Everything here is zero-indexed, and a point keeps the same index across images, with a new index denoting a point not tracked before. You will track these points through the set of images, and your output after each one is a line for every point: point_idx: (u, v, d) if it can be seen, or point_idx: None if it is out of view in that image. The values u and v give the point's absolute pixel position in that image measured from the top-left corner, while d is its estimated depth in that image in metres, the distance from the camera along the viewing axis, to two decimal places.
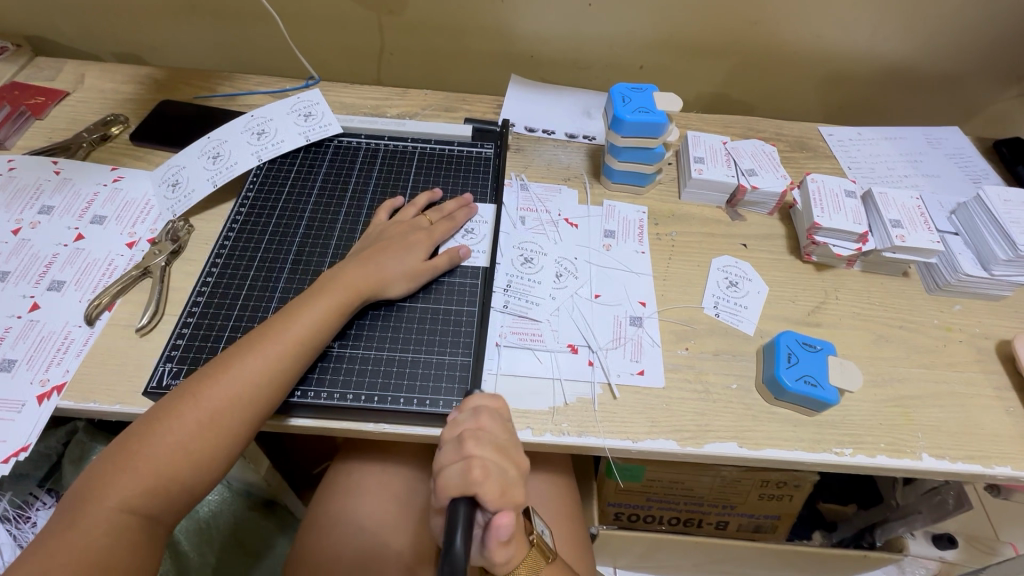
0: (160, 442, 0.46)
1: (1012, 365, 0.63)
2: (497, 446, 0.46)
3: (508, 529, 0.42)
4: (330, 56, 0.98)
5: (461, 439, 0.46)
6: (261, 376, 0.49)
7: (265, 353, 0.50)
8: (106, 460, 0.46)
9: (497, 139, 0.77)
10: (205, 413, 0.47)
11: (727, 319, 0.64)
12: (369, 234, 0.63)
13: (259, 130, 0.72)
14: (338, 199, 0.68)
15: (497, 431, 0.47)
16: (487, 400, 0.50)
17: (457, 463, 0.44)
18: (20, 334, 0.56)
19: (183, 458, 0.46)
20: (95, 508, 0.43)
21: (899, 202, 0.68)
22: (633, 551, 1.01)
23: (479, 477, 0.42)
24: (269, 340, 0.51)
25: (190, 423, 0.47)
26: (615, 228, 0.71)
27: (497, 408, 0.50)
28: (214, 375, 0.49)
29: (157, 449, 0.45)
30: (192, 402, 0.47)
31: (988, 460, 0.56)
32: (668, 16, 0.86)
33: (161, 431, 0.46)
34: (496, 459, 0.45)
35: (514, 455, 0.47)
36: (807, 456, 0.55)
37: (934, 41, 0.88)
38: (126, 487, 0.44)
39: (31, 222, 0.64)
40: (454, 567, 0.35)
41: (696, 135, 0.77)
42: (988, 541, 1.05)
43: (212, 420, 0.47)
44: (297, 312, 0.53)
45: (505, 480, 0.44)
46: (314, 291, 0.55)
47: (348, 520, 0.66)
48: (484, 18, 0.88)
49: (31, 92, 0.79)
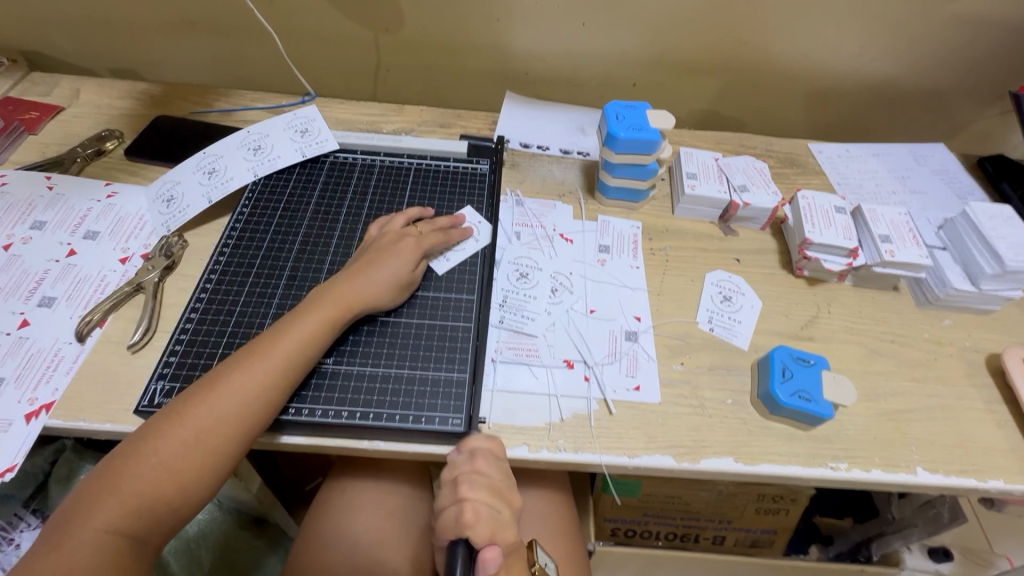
0: (146, 464, 0.45)
1: (1002, 379, 0.63)
2: (492, 488, 0.48)
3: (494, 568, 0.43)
4: (326, 73, 0.99)
5: (456, 481, 0.48)
6: (248, 396, 0.48)
7: (252, 371, 0.49)
8: (90, 482, 0.45)
9: (493, 155, 0.77)
10: (192, 433, 0.46)
11: (721, 334, 0.64)
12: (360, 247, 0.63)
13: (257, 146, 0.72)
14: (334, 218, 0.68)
15: (492, 472, 0.49)
16: (487, 439, 0.52)
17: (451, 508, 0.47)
18: (9, 352, 0.55)
19: (170, 478, 0.45)
20: (81, 530, 0.42)
21: (888, 218, 0.69)
22: (630, 567, 1.00)
23: (471, 520, 0.45)
24: (256, 358, 0.50)
25: (176, 443, 0.46)
26: (610, 243, 0.71)
27: (495, 448, 0.52)
28: (202, 394, 0.48)
29: (142, 470, 0.45)
30: (178, 422, 0.47)
31: (981, 473, 0.56)
32: (660, 36, 0.88)
33: (146, 452, 0.45)
34: (490, 503, 0.47)
35: (507, 495, 0.49)
36: (803, 470, 0.55)
37: (916, 62, 0.91)
38: (111, 508, 0.43)
39: (23, 237, 0.64)
40: None
41: (689, 152, 0.78)
42: (985, 554, 1.04)
43: (199, 440, 0.47)
44: (284, 331, 0.52)
45: (499, 521, 0.46)
46: (304, 307, 0.55)
47: (341, 541, 0.65)
48: (480, 36, 0.90)
49: (26, 107, 0.78)
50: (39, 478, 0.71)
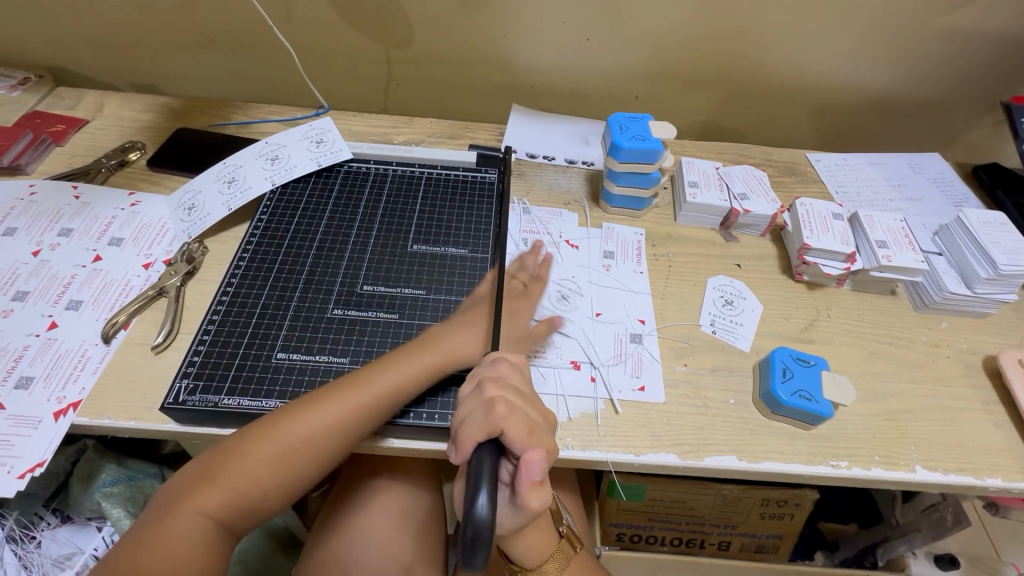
0: (244, 466, 0.48)
1: (998, 380, 0.65)
2: (519, 393, 0.48)
3: (540, 465, 0.41)
4: (338, 87, 1.02)
5: (482, 385, 0.47)
6: (339, 419, 0.51)
7: (350, 399, 0.51)
8: (196, 471, 0.48)
9: (500, 164, 0.80)
10: (282, 444, 0.49)
11: (723, 337, 0.66)
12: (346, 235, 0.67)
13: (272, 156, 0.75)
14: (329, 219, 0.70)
15: (517, 379, 0.49)
16: (510, 355, 0.52)
17: (480, 406, 0.45)
18: (38, 352, 0.58)
19: (265, 479, 0.49)
20: (175, 521, 0.46)
21: (885, 225, 0.71)
22: (636, 573, 1.00)
23: (503, 414, 0.44)
24: (374, 385, 0.52)
25: (273, 449, 0.49)
26: (614, 249, 0.74)
27: (519, 362, 0.52)
28: (293, 412, 0.51)
29: (245, 469, 0.48)
30: (271, 434, 0.49)
31: (980, 472, 0.58)
32: (661, 50, 0.91)
33: (242, 454, 0.48)
34: (519, 404, 0.46)
35: (537, 403, 0.48)
36: (805, 468, 0.57)
37: (911, 74, 0.94)
38: (210, 497, 0.47)
39: (51, 244, 0.67)
40: (478, 528, 0.35)
41: (690, 161, 0.80)
42: (991, 562, 1.05)
43: (291, 451, 0.50)
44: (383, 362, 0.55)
45: (532, 422, 0.45)
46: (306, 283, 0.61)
47: (355, 536, 0.67)
48: (487, 52, 0.93)
49: (53, 120, 0.82)
50: (60, 477, 0.73)
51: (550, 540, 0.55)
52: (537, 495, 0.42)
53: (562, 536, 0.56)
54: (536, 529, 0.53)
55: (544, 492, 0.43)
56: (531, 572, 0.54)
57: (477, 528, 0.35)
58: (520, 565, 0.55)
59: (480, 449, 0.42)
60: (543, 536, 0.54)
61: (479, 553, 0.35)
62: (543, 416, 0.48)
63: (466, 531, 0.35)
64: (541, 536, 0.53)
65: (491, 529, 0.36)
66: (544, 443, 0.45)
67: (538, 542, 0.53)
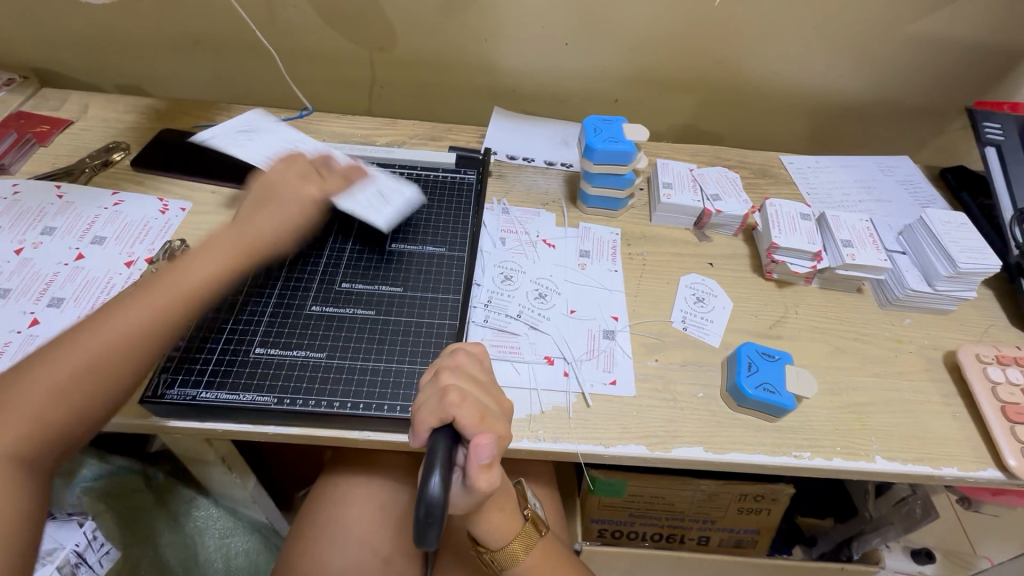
0: (37, 388, 0.44)
1: (958, 374, 0.67)
2: (474, 379, 0.49)
3: (489, 449, 0.44)
4: (323, 89, 1.03)
5: (438, 374, 0.48)
6: (143, 318, 0.49)
7: (141, 304, 0.50)
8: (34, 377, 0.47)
9: (479, 165, 0.81)
10: (77, 356, 0.46)
11: (694, 333, 0.68)
12: (262, 215, 0.60)
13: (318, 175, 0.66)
14: (264, 222, 0.60)
15: (474, 368, 0.50)
16: (469, 346, 0.53)
17: (435, 394, 0.46)
18: (19, 348, 0.59)
19: (62, 399, 0.44)
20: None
21: (851, 224, 0.73)
22: (617, 568, 1.02)
23: (456, 401, 0.45)
24: (147, 296, 0.51)
25: (58, 364, 0.45)
26: (590, 248, 0.75)
27: (479, 353, 0.53)
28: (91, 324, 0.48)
29: (33, 391, 0.44)
30: (60, 348, 0.46)
31: (937, 462, 0.60)
32: (638, 55, 0.93)
33: (33, 376, 0.44)
34: (473, 391, 0.48)
35: (493, 391, 0.49)
36: (769, 459, 0.59)
37: (880, 79, 0.97)
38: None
39: (34, 242, 0.67)
40: (431, 506, 0.38)
41: (665, 163, 0.82)
42: (965, 556, 1.08)
43: (88, 359, 0.46)
44: (168, 274, 0.53)
45: (486, 409, 0.47)
46: (214, 244, 0.57)
47: (335, 528, 0.68)
48: (469, 55, 0.95)
49: (37, 120, 0.83)
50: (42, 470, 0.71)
51: (514, 522, 0.57)
52: (486, 478, 0.44)
53: (527, 519, 0.58)
54: (499, 509, 0.55)
55: (494, 474, 0.45)
56: (498, 552, 0.56)
57: (430, 507, 0.38)
58: (488, 548, 0.57)
59: (435, 434, 0.44)
60: (508, 517, 0.56)
61: (431, 530, 0.37)
62: (498, 403, 0.49)
63: (421, 509, 0.38)
64: (507, 518, 0.56)
65: (443, 508, 0.38)
66: (498, 430, 0.47)
67: (502, 523, 0.55)
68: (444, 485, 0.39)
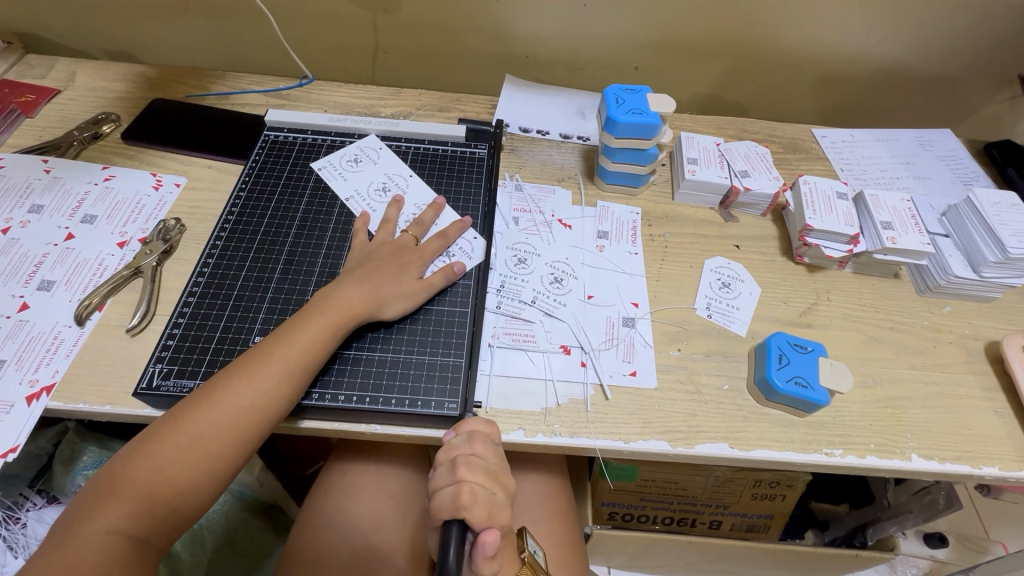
0: (155, 469, 0.46)
1: (1000, 367, 0.63)
2: (489, 469, 0.47)
3: (494, 543, 0.41)
4: (324, 56, 0.97)
5: (454, 460, 0.47)
6: (249, 399, 0.49)
7: (248, 383, 0.49)
8: (150, 432, 0.48)
9: (491, 139, 0.76)
10: (189, 436, 0.47)
11: (719, 321, 0.64)
12: (353, 284, 0.56)
13: (414, 242, 0.63)
14: (359, 295, 0.56)
15: (489, 454, 0.48)
16: (484, 423, 0.51)
17: (448, 488, 0.45)
18: (9, 334, 0.56)
19: (178, 481, 0.46)
20: (87, 527, 0.44)
21: (891, 204, 0.68)
22: (627, 550, 1.01)
23: (468, 500, 0.44)
24: (255, 373, 0.50)
25: (175, 445, 0.47)
26: (609, 229, 0.71)
27: (490, 432, 0.50)
28: (201, 401, 0.49)
29: (153, 472, 0.46)
30: (176, 425, 0.48)
31: (977, 460, 0.57)
32: (662, 17, 0.86)
33: (151, 453, 0.46)
34: (486, 484, 0.46)
35: (503, 479, 0.48)
36: (798, 456, 0.55)
37: (925, 44, 0.89)
38: (115, 510, 0.44)
39: (21, 221, 0.64)
40: None
41: (690, 136, 0.77)
42: (979, 540, 1.04)
43: (198, 441, 0.47)
44: (275, 350, 0.51)
45: (494, 502, 0.46)
46: (310, 312, 0.54)
47: (344, 518, 0.67)
48: (479, 18, 0.88)
49: (22, 90, 0.78)
50: (44, 459, 0.72)
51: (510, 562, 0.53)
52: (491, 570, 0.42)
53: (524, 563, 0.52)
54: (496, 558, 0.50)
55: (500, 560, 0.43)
56: None
57: None
58: None
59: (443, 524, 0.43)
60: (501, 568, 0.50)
61: None
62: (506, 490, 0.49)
63: None
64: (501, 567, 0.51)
65: None
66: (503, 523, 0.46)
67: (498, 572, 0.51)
68: None
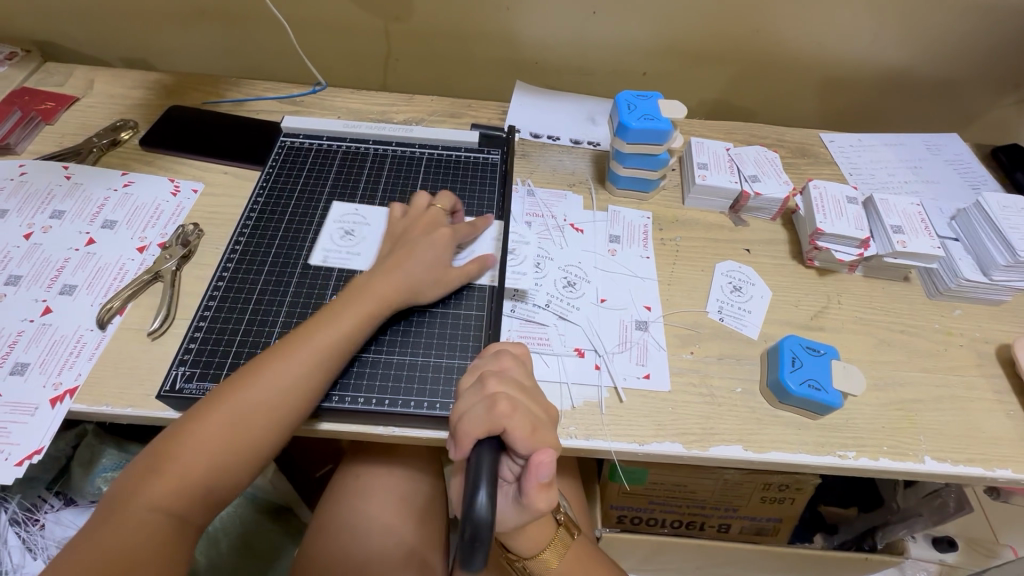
0: (197, 448, 0.47)
1: (1011, 370, 0.64)
2: (520, 387, 0.46)
3: (548, 468, 0.41)
4: (336, 63, 0.99)
5: (483, 380, 0.46)
6: (289, 380, 0.50)
7: (287, 365, 0.50)
8: (195, 411, 0.49)
9: (503, 145, 0.77)
10: (231, 416, 0.48)
11: (730, 324, 0.64)
12: (392, 268, 0.57)
13: (443, 223, 0.64)
14: (401, 278, 0.57)
15: (519, 375, 0.48)
16: (511, 348, 0.51)
17: (482, 401, 0.44)
18: (33, 338, 0.57)
19: (218, 461, 0.47)
20: (131, 506, 0.44)
21: (901, 208, 0.69)
22: (636, 554, 1.01)
23: (506, 411, 0.43)
24: (296, 355, 0.51)
25: (217, 425, 0.48)
26: (620, 233, 0.72)
27: (522, 355, 0.51)
28: (241, 384, 0.49)
29: (196, 450, 0.47)
30: (218, 405, 0.48)
31: (989, 463, 0.57)
32: (671, 24, 0.87)
33: (191, 433, 0.47)
34: (520, 398, 0.45)
35: (538, 398, 0.47)
36: (811, 458, 0.56)
37: (932, 49, 0.90)
38: (159, 488, 0.45)
39: (43, 227, 0.65)
40: (477, 526, 0.35)
41: (699, 142, 0.78)
42: (988, 544, 1.04)
43: (240, 421, 0.48)
44: (310, 337, 0.52)
45: (535, 418, 0.44)
46: (341, 303, 0.55)
47: (358, 518, 0.67)
48: (490, 25, 0.89)
49: (41, 97, 0.79)
50: (61, 461, 0.73)
51: (549, 528, 0.54)
52: (545, 497, 0.42)
53: (561, 523, 0.56)
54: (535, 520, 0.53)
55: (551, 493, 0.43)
56: (529, 559, 0.54)
57: (476, 525, 0.35)
58: (519, 556, 0.55)
59: (477, 448, 0.41)
60: (542, 525, 0.53)
61: (478, 553, 0.35)
62: (545, 411, 0.47)
63: (466, 530, 0.35)
64: (541, 527, 0.53)
65: (490, 527, 0.35)
66: (547, 440, 0.44)
67: (536, 533, 0.53)
68: (489, 508, 0.36)
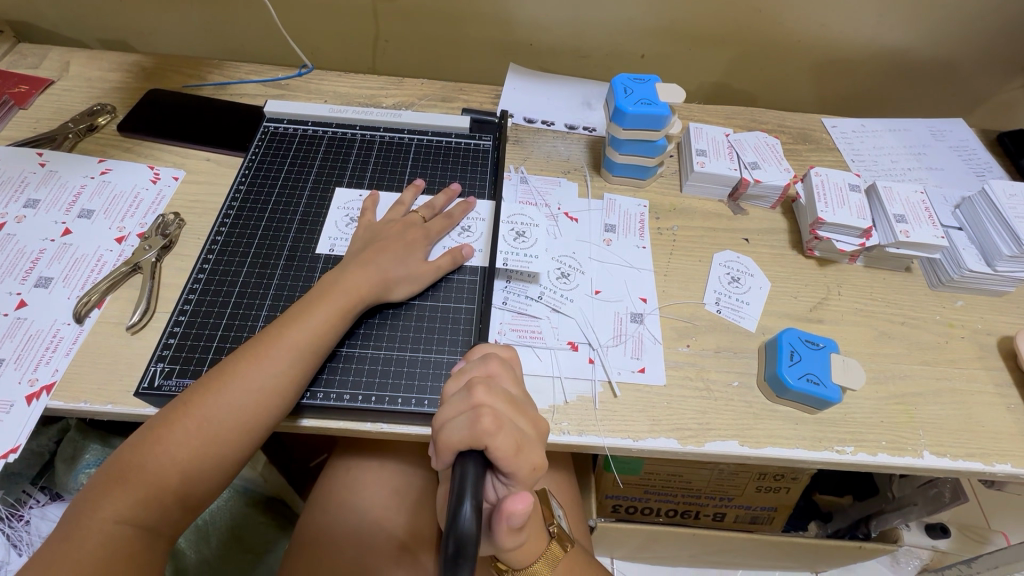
0: (164, 456, 0.45)
1: (1013, 363, 0.62)
2: (509, 399, 0.44)
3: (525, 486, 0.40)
4: (324, 43, 0.95)
5: (471, 387, 0.43)
6: (256, 385, 0.48)
7: (254, 369, 0.48)
8: (161, 417, 0.47)
9: (496, 130, 0.75)
10: (197, 422, 0.46)
11: (728, 315, 0.63)
12: (358, 266, 0.56)
13: (421, 220, 0.62)
14: (365, 275, 0.55)
15: (508, 382, 0.45)
16: (499, 350, 0.49)
17: (466, 412, 0.41)
18: (8, 333, 0.55)
19: (187, 469, 0.46)
20: (93, 517, 0.43)
21: (903, 197, 0.67)
22: (630, 542, 1.01)
23: (491, 428, 0.40)
24: (263, 358, 0.49)
25: (184, 431, 0.46)
26: (616, 222, 0.70)
27: (507, 358, 0.49)
28: (210, 388, 0.48)
29: (162, 459, 0.45)
30: (184, 411, 0.47)
31: (989, 457, 0.56)
32: (670, 4, 0.84)
33: (160, 439, 0.46)
34: (508, 413, 0.42)
35: (529, 412, 0.44)
36: (808, 454, 0.55)
37: (939, 31, 0.87)
38: (123, 499, 0.44)
39: (17, 216, 0.63)
40: (462, 541, 0.34)
41: (698, 127, 0.75)
42: (981, 530, 1.04)
43: (206, 428, 0.46)
44: (281, 335, 0.50)
45: (522, 436, 0.42)
46: (310, 301, 0.53)
47: (349, 514, 0.66)
48: (482, 5, 0.86)
49: (14, 80, 0.76)
50: (45, 456, 0.72)
51: (542, 540, 0.54)
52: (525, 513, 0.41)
53: (554, 536, 0.56)
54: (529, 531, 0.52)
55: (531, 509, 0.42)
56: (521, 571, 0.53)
57: (460, 538, 0.34)
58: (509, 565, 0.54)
59: (461, 461, 0.39)
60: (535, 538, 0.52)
61: (461, 570, 0.33)
62: (533, 425, 0.44)
63: (450, 544, 0.34)
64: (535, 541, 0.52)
65: (475, 544, 0.34)
66: (533, 460, 0.42)
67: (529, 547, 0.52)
68: (474, 526, 0.34)
